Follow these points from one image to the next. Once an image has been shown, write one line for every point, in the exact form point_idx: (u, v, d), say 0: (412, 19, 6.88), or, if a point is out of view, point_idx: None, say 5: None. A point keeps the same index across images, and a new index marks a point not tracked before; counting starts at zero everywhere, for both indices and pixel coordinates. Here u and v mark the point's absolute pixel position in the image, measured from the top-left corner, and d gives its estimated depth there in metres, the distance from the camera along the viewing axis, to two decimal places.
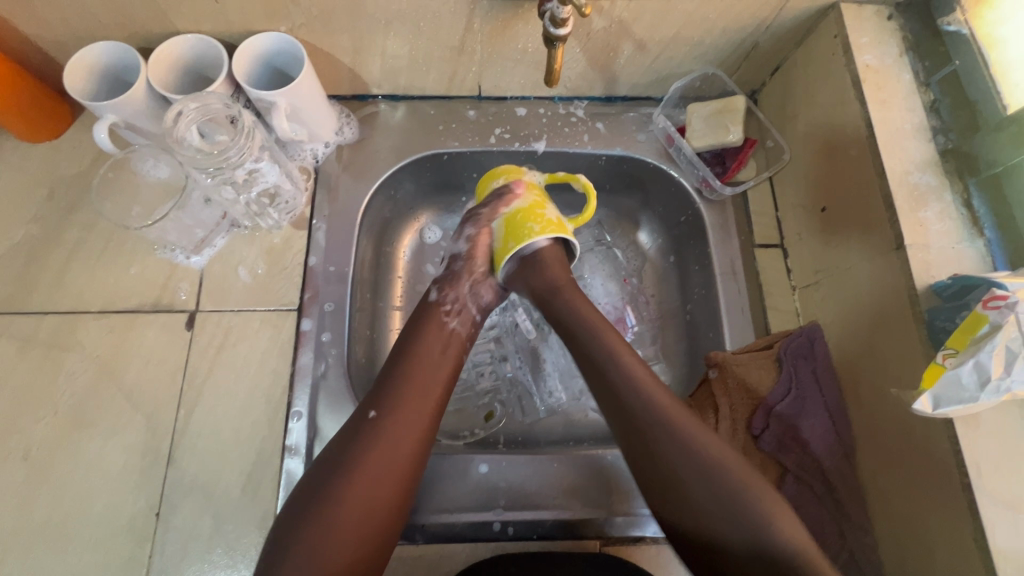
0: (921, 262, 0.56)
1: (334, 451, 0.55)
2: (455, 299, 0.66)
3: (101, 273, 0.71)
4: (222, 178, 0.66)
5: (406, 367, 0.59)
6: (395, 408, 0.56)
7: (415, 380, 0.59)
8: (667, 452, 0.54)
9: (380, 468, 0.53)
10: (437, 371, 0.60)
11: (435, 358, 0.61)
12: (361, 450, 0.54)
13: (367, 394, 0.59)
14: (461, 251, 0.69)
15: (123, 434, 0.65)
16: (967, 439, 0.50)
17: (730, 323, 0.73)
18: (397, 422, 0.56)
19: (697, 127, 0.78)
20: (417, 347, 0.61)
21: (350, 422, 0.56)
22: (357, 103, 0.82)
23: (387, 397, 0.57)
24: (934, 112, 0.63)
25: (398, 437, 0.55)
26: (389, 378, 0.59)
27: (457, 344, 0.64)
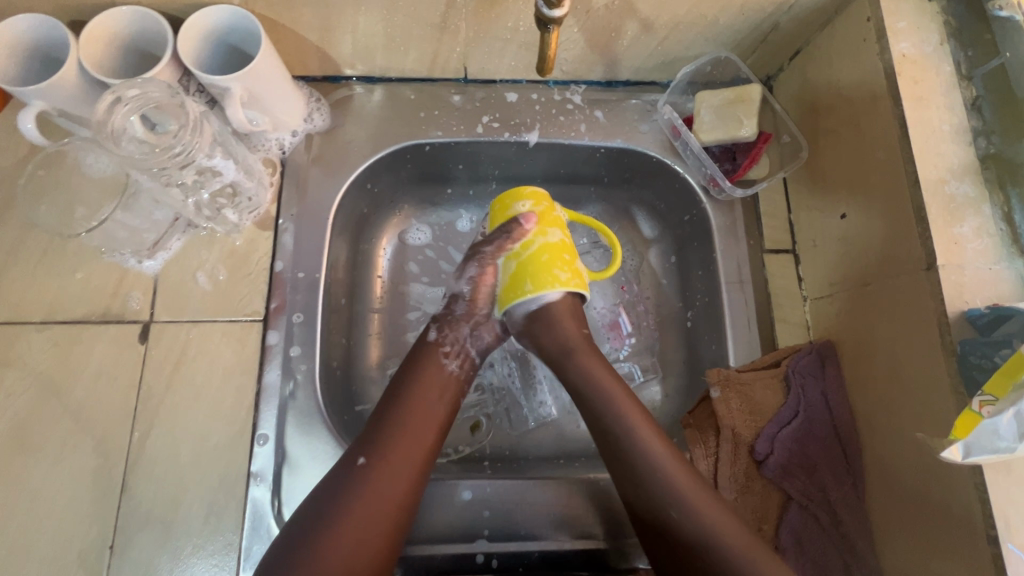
0: (954, 285, 0.50)
1: (316, 502, 0.50)
2: (453, 341, 0.62)
3: (42, 279, 0.64)
4: (167, 179, 0.58)
5: (401, 408, 0.55)
6: (387, 453, 0.52)
7: (409, 423, 0.55)
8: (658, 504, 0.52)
9: (366, 520, 0.49)
10: (434, 413, 0.56)
11: (431, 400, 0.57)
12: (347, 499, 0.50)
13: (357, 436, 0.54)
14: (462, 292, 0.65)
15: (72, 458, 0.59)
16: (996, 487, 0.46)
17: (734, 337, 0.68)
18: (387, 468, 0.52)
19: (706, 118, 0.70)
20: (415, 386, 0.57)
21: (337, 469, 0.52)
22: (328, 85, 0.73)
23: (378, 441, 0.53)
24: (976, 110, 0.56)
25: (387, 488, 0.51)
26: (381, 420, 0.55)
27: (454, 386, 0.59)
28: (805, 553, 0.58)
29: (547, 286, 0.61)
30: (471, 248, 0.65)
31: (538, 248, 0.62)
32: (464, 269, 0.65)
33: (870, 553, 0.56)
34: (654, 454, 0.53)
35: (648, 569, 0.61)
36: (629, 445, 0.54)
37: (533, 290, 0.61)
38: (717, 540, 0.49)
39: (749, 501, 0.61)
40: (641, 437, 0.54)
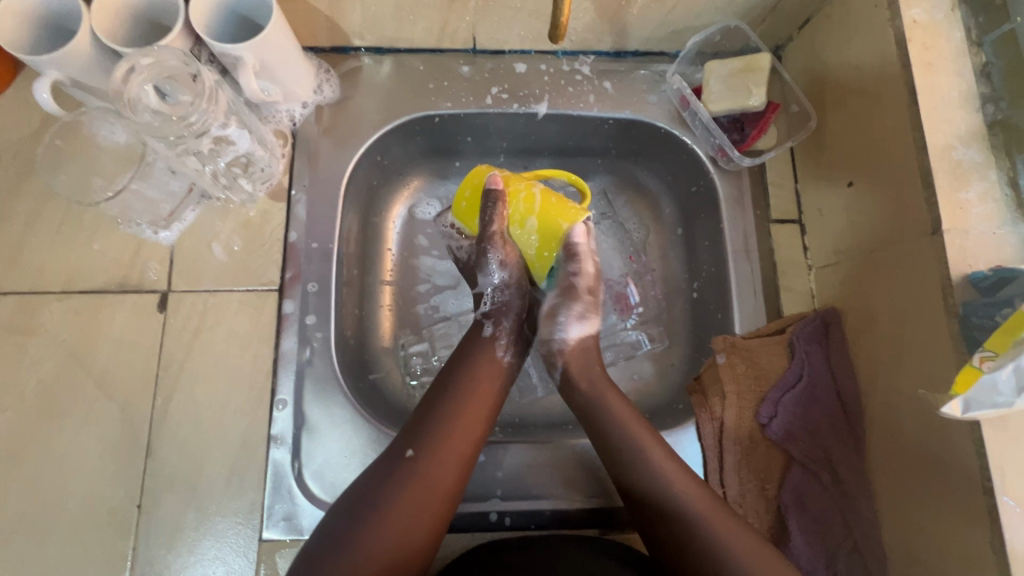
0: (958, 249, 0.51)
1: (363, 489, 0.52)
2: (509, 329, 0.65)
3: (60, 250, 0.65)
4: (183, 147, 0.58)
5: (450, 401, 0.57)
6: (436, 447, 0.54)
7: (458, 418, 0.56)
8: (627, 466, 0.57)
9: (414, 509, 0.51)
10: (481, 408, 0.58)
11: (479, 396, 0.59)
12: (396, 489, 0.51)
13: (405, 428, 0.56)
14: (502, 279, 0.66)
15: (98, 423, 0.61)
16: (993, 442, 0.47)
17: (740, 305, 0.69)
18: (436, 460, 0.54)
19: (715, 88, 0.70)
20: (463, 382, 0.59)
21: (386, 460, 0.54)
22: (337, 56, 0.73)
23: (426, 432, 0.55)
24: (985, 76, 0.56)
25: (435, 478, 0.53)
26: (430, 413, 0.56)
27: (501, 380, 0.62)
28: (807, 511, 0.60)
29: (577, 216, 0.62)
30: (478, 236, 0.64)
31: (541, 196, 0.62)
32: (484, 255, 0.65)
33: (869, 510, 0.58)
34: (655, 465, 0.56)
35: None
36: (630, 456, 0.57)
37: (568, 226, 0.62)
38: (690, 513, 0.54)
39: (752, 461, 0.63)
40: (643, 448, 0.57)
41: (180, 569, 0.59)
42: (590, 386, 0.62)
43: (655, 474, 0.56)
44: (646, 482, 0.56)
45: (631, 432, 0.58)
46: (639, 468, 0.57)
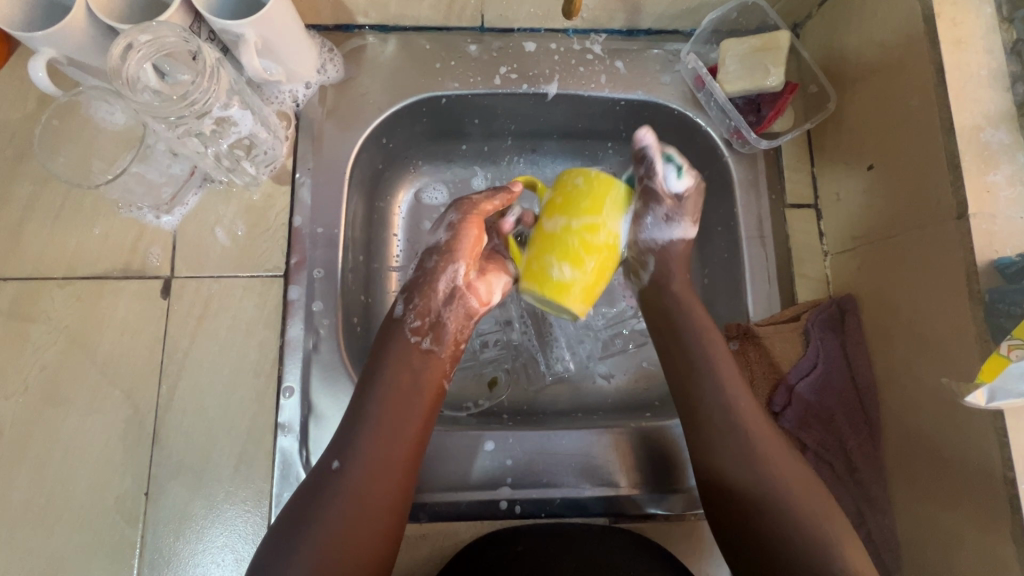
0: (984, 234, 0.50)
1: (295, 510, 0.50)
2: (425, 310, 0.59)
3: (60, 235, 0.63)
4: (185, 128, 0.57)
5: (374, 405, 0.54)
6: (360, 454, 0.52)
7: (378, 424, 0.53)
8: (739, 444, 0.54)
9: (352, 519, 0.49)
10: (413, 407, 0.55)
11: (404, 393, 0.55)
12: (325, 503, 0.50)
13: (333, 439, 0.54)
14: (436, 247, 0.60)
15: (102, 410, 0.60)
16: (1016, 432, 0.46)
17: (754, 292, 0.68)
18: (363, 472, 0.51)
19: (731, 68, 0.68)
20: (381, 381, 0.56)
21: (314, 473, 0.52)
22: (341, 34, 0.71)
23: (349, 445, 0.52)
24: (1016, 54, 0.54)
25: (364, 485, 0.51)
26: (352, 420, 0.54)
27: (438, 371, 0.58)
28: None
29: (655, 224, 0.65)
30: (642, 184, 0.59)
31: None
32: (444, 217, 0.62)
33: (883, 499, 0.58)
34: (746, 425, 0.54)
35: (666, 515, 0.63)
36: (723, 418, 0.55)
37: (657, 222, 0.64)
38: (779, 498, 0.51)
39: None
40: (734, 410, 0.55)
41: (189, 555, 0.58)
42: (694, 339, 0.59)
43: (743, 435, 0.54)
44: (738, 464, 0.53)
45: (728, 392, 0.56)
46: (728, 428, 0.55)
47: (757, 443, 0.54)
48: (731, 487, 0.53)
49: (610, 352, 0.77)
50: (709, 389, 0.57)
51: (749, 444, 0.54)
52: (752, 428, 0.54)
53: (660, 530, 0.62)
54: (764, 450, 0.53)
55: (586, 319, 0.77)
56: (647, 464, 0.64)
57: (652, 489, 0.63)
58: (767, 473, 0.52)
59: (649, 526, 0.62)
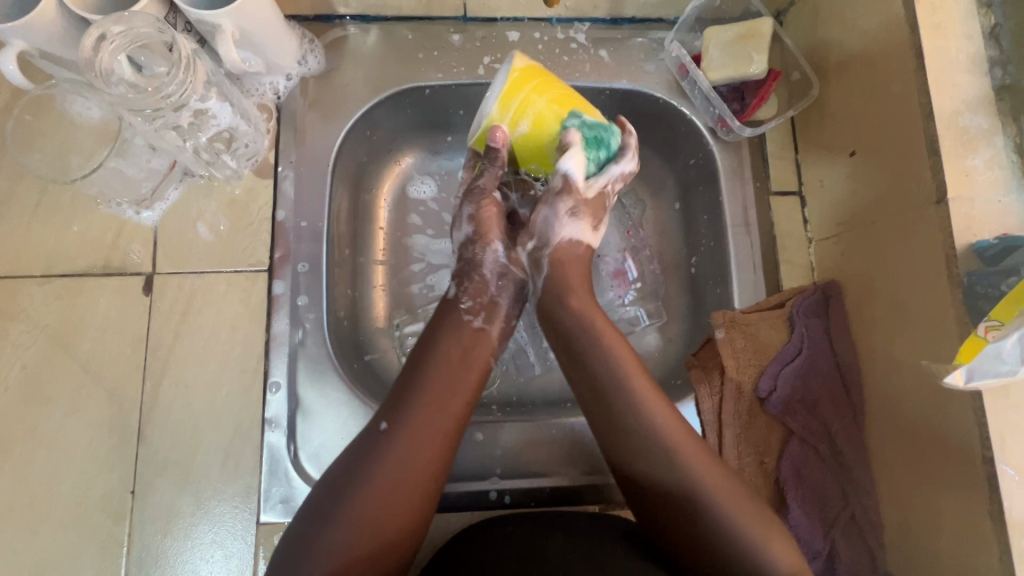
0: (963, 218, 0.50)
1: (342, 472, 0.49)
2: (475, 293, 0.60)
3: (37, 232, 0.62)
4: (162, 121, 0.56)
5: (429, 372, 0.54)
6: (410, 417, 0.51)
7: (430, 390, 0.53)
8: (625, 401, 0.54)
9: (398, 483, 0.48)
10: (463, 376, 0.55)
11: (457, 364, 0.55)
12: (371, 463, 0.49)
13: (384, 402, 0.53)
14: (467, 233, 0.63)
15: (85, 409, 0.60)
16: (995, 412, 0.47)
17: (739, 280, 0.69)
18: (410, 434, 0.50)
19: (715, 55, 0.68)
20: (436, 349, 0.55)
21: (362, 434, 0.51)
22: (322, 25, 0.70)
23: (401, 405, 0.52)
24: (993, 39, 0.54)
25: (411, 447, 0.50)
26: (407, 383, 0.53)
27: (487, 346, 0.58)
28: (805, 483, 0.60)
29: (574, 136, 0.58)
30: (465, 185, 0.63)
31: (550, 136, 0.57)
32: (459, 210, 0.64)
33: (867, 481, 0.59)
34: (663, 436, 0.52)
35: None
36: (608, 381, 0.55)
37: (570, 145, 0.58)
38: (697, 495, 0.50)
39: (752, 435, 0.63)
40: (646, 416, 0.53)
41: (176, 552, 0.58)
42: (582, 331, 0.57)
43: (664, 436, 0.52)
44: (640, 433, 0.53)
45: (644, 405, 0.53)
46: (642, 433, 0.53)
47: (638, 405, 0.53)
48: (648, 488, 0.52)
49: None
50: (626, 401, 0.54)
51: (632, 399, 0.54)
52: (637, 386, 0.54)
53: None
54: (660, 416, 0.53)
55: None
56: None
57: None
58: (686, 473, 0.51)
59: (638, 512, 0.63)
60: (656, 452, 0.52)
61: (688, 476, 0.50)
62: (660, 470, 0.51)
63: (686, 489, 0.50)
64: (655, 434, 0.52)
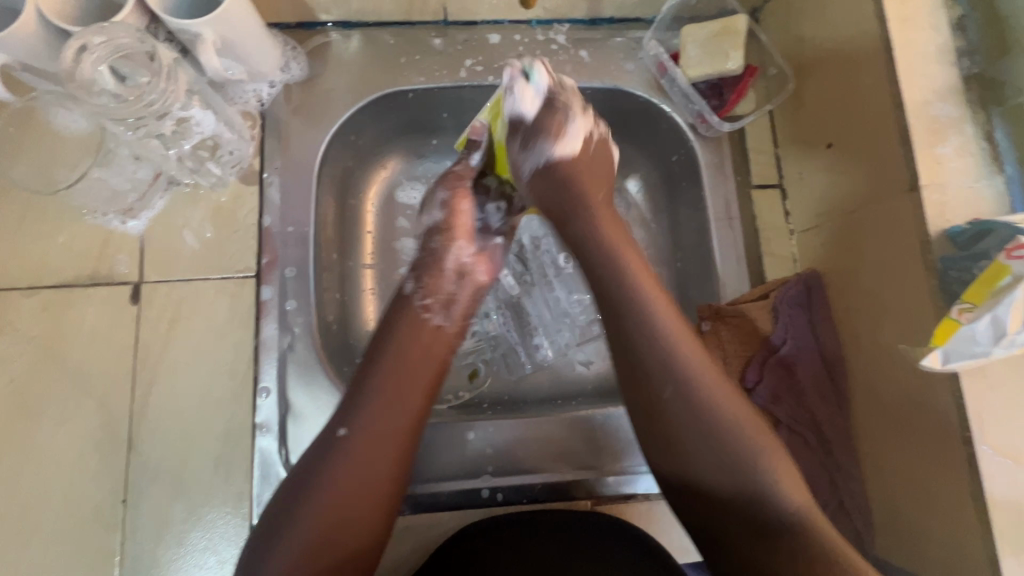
0: (936, 204, 0.51)
1: (299, 477, 0.49)
2: (432, 291, 0.59)
3: (24, 244, 0.62)
4: (145, 130, 0.56)
5: (382, 378, 0.53)
6: (365, 423, 0.50)
7: (385, 395, 0.52)
8: (656, 357, 0.52)
9: (352, 493, 0.48)
10: (420, 379, 0.54)
11: (413, 368, 0.54)
12: (326, 470, 0.48)
13: (338, 406, 0.52)
14: (436, 222, 0.63)
15: (75, 419, 0.60)
16: (972, 393, 0.48)
17: (724, 272, 0.70)
18: (366, 440, 0.49)
19: (693, 53, 0.69)
20: (391, 351, 0.54)
21: (320, 438, 0.51)
22: (303, 32, 0.71)
23: (356, 410, 0.51)
24: (960, 30, 0.55)
25: (367, 454, 0.49)
26: (361, 387, 0.52)
27: (447, 344, 0.57)
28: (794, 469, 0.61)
29: None
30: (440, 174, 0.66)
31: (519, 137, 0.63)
32: (433, 196, 0.65)
33: (852, 465, 0.60)
34: (706, 399, 0.50)
35: (646, 495, 0.64)
36: (645, 336, 0.52)
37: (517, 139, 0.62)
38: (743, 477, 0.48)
39: None
40: (680, 362, 0.51)
41: (170, 560, 0.58)
42: (617, 271, 0.56)
43: (698, 391, 0.50)
44: (658, 371, 0.51)
45: (658, 314, 0.53)
46: (666, 374, 0.51)
47: (674, 354, 0.51)
48: (697, 478, 0.49)
49: (588, 337, 0.77)
50: (644, 342, 0.52)
51: (654, 345, 0.52)
52: (660, 337, 0.52)
53: (638, 510, 0.64)
54: (686, 360, 0.51)
55: (563, 307, 0.78)
56: (623, 445, 0.65)
57: (631, 471, 0.64)
58: (708, 412, 0.50)
59: (630, 506, 0.64)
60: (692, 409, 0.50)
61: (725, 442, 0.49)
62: (705, 450, 0.49)
63: (726, 476, 0.48)
64: (693, 396, 0.50)
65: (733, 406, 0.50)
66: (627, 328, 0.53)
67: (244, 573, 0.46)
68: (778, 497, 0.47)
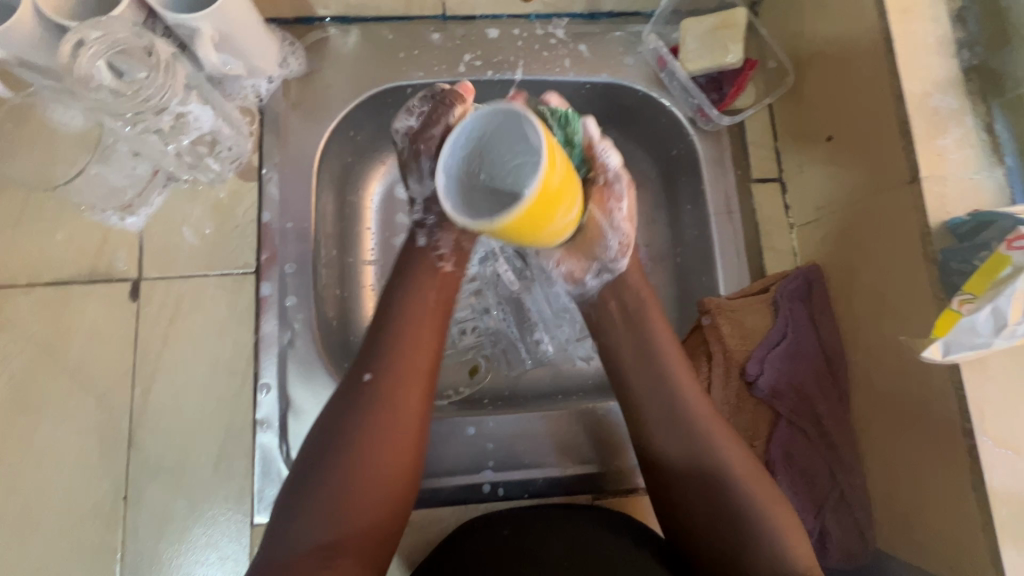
0: (937, 196, 0.51)
1: (323, 428, 0.49)
2: (449, 244, 0.57)
3: (22, 241, 0.62)
4: (143, 126, 0.56)
5: (400, 326, 0.53)
6: (393, 368, 0.50)
7: (408, 341, 0.52)
8: (645, 371, 0.55)
9: (382, 437, 0.48)
10: (430, 330, 0.53)
11: (430, 315, 0.54)
12: (356, 415, 0.48)
13: (359, 355, 0.52)
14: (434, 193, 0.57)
15: (76, 416, 0.60)
16: (972, 384, 0.48)
17: (724, 266, 0.70)
18: (393, 384, 0.50)
19: (692, 46, 0.69)
20: (411, 296, 0.54)
21: (343, 386, 0.50)
22: (302, 27, 0.71)
23: (380, 356, 0.51)
24: (961, 21, 0.55)
25: (394, 398, 0.49)
26: (380, 337, 0.52)
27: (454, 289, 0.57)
28: (794, 462, 0.61)
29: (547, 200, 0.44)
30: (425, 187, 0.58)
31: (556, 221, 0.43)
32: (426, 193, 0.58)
33: (853, 458, 0.60)
34: (692, 411, 0.53)
35: (647, 487, 0.64)
36: (641, 357, 0.56)
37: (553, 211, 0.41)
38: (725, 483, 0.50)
39: (741, 420, 0.64)
40: (664, 366, 0.55)
41: (171, 556, 0.58)
42: (639, 305, 0.58)
43: (670, 384, 0.54)
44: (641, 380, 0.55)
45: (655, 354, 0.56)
46: (653, 376, 0.55)
47: (665, 366, 0.55)
48: (678, 478, 0.52)
49: (588, 334, 0.75)
50: (621, 337, 0.57)
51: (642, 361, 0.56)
52: (655, 344, 0.56)
53: (639, 503, 0.64)
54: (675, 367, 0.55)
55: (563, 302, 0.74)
56: (625, 439, 0.64)
57: (633, 466, 0.64)
58: (686, 413, 0.53)
59: (631, 500, 0.64)
60: (665, 407, 0.54)
61: (698, 445, 0.52)
62: (681, 455, 0.52)
63: (690, 481, 0.51)
64: (676, 406, 0.54)
65: (710, 417, 0.53)
66: (617, 362, 0.57)
67: (274, 532, 0.45)
68: (762, 512, 0.49)
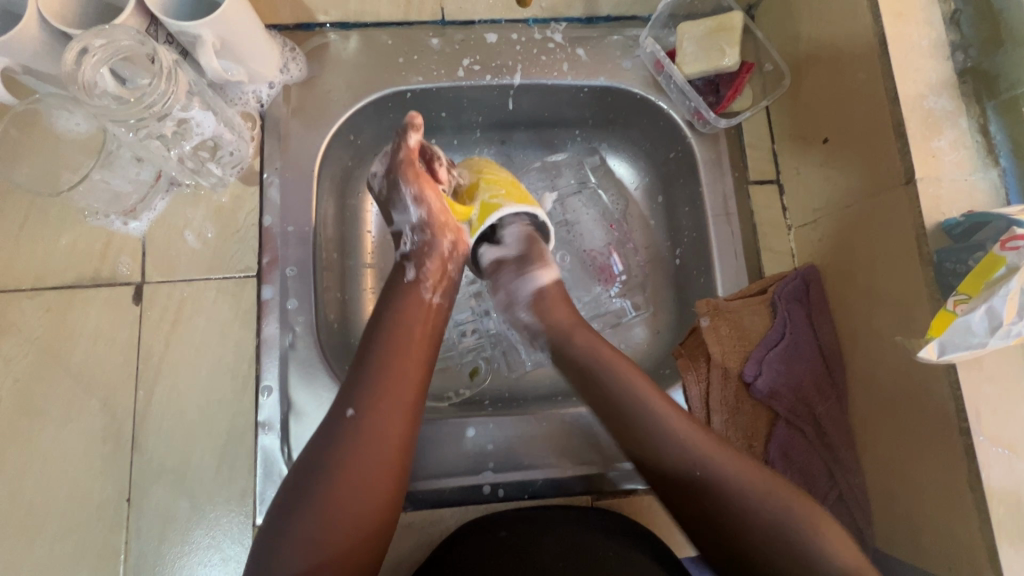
0: (932, 197, 0.52)
1: (308, 462, 0.50)
2: (436, 274, 0.61)
3: (25, 246, 0.63)
4: (146, 131, 0.56)
5: (384, 358, 0.54)
6: (374, 402, 0.51)
7: (391, 373, 0.53)
8: (618, 388, 0.58)
9: (365, 468, 0.49)
10: (413, 364, 0.55)
11: (413, 347, 0.56)
12: (342, 448, 0.49)
13: (341, 387, 0.53)
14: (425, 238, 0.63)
15: (80, 418, 0.60)
16: (969, 383, 0.48)
17: (722, 268, 0.70)
18: (374, 416, 0.51)
19: (689, 50, 0.70)
20: (389, 333, 0.56)
21: (327, 420, 0.52)
22: (302, 33, 0.72)
23: (360, 390, 0.52)
24: (954, 24, 0.55)
25: (376, 428, 0.51)
26: (362, 370, 0.54)
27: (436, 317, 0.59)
28: (794, 464, 0.61)
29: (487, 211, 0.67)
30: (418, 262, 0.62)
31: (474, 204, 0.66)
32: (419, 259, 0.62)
33: (851, 457, 0.60)
34: (672, 421, 0.55)
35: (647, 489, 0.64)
36: (610, 374, 0.58)
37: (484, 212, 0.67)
38: (741, 486, 0.51)
39: (739, 421, 0.63)
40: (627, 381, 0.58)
41: (174, 558, 0.58)
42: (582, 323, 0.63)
43: (642, 401, 0.56)
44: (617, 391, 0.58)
45: (615, 371, 0.58)
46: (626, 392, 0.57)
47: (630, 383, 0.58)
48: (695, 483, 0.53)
49: None
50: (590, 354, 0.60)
51: (611, 375, 0.58)
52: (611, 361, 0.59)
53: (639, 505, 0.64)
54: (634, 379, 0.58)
55: None
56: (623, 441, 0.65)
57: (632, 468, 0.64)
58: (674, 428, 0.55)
59: (630, 501, 0.64)
60: (650, 421, 0.55)
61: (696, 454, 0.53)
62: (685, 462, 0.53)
63: (706, 481, 0.52)
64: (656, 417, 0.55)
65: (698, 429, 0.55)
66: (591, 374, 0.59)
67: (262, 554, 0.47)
68: (788, 510, 0.50)
